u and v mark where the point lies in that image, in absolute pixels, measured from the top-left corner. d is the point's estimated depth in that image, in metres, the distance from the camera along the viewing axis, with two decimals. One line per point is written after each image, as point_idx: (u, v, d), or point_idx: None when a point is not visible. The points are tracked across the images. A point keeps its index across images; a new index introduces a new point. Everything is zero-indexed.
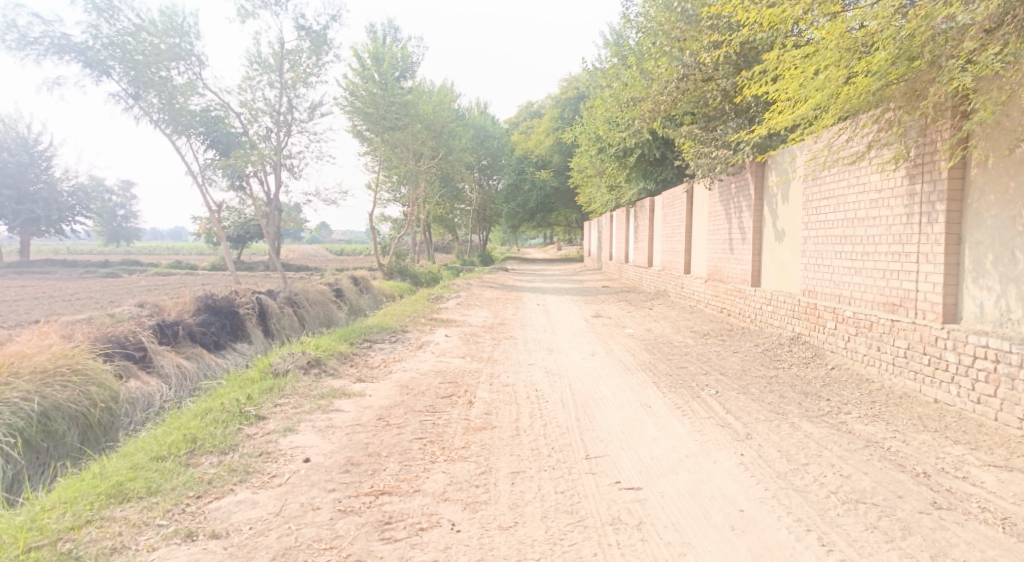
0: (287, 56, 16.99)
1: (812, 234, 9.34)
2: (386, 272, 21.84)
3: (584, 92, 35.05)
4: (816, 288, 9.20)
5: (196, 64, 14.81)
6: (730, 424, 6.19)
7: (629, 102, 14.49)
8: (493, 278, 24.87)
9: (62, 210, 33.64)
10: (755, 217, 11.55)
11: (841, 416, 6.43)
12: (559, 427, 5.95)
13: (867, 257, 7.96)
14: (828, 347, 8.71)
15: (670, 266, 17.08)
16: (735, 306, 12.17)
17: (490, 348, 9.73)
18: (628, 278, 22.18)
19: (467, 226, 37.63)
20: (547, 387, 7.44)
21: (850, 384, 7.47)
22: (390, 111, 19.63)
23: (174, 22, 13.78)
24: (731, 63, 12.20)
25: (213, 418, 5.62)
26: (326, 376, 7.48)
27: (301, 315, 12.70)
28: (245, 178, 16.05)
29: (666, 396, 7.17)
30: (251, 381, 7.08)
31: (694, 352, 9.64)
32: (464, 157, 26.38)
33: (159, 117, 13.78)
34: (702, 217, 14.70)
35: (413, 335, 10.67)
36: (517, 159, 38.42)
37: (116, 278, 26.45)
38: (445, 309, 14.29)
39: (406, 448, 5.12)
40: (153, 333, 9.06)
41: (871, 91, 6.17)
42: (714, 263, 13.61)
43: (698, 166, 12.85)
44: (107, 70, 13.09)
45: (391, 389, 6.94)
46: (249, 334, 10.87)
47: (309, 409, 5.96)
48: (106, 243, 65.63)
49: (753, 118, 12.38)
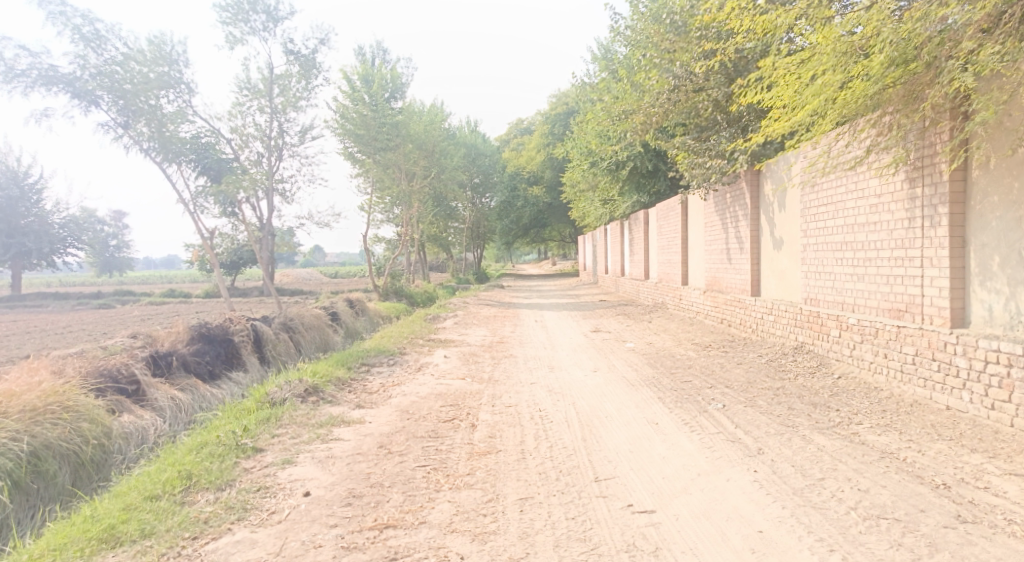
0: (277, 81, 16.96)
1: (811, 241, 9.25)
2: (382, 293, 21.69)
3: (574, 107, 35.19)
4: (818, 296, 9.10)
5: (185, 91, 14.74)
6: (741, 439, 6.04)
7: (621, 115, 14.47)
8: (489, 296, 24.74)
9: (54, 242, 33.42)
10: (752, 226, 11.47)
11: (852, 427, 6.29)
12: (566, 449, 5.79)
13: (870, 263, 7.87)
14: (833, 355, 8.58)
15: (667, 278, 16.98)
16: (735, 317, 12.05)
17: (490, 367, 9.58)
18: (625, 291, 22.09)
19: (461, 244, 37.59)
20: (550, 406, 7.29)
21: (859, 393, 7.34)
22: (381, 133, 19.61)
23: (163, 50, 13.73)
24: (722, 73, 12.21)
25: (209, 452, 5.45)
26: (324, 404, 7.31)
27: (297, 340, 12.53)
28: (237, 204, 15.92)
29: (673, 412, 7.02)
30: (248, 412, 6.90)
31: (697, 365, 9.50)
32: (456, 176, 26.37)
33: (149, 145, 13.68)
34: (697, 227, 14.64)
35: (411, 357, 10.50)
36: (509, 176, 38.50)
37: (109, 309, 26.21)
38: (443, 329, 14.14)
39: (409, 478, 4.96)
40: (146, 364, 8.88)
41: (869, 95, 6.12)
42: (712, 274, 13.52)
43: (692, 177, 12.79)
44: (96, 100, 12.99)
45: (391, 414, 6.77)
46: (245, 361, 10.69)
47: (308, 439, 5.79)
48: (100, 273, 65.42)
49: (746, 128, 12.36)
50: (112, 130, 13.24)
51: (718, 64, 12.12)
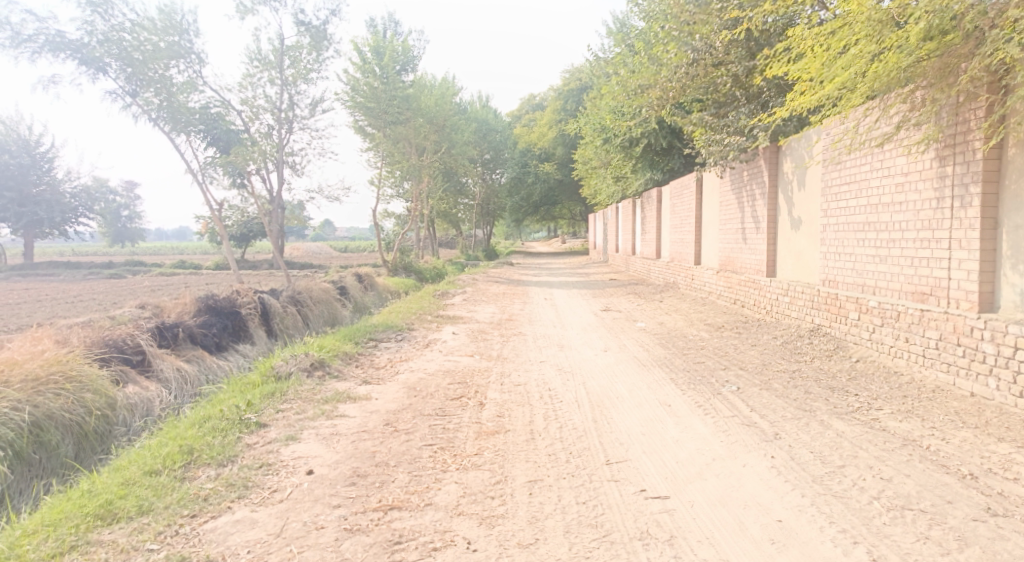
0: (287, 52, 16.68)
1: (832, 221, 8.99)
2: (391, 268, 21.58)
3: (587, 82, 34.69)
4: (837, 277, 8.86)
5: (195, 61, 14.52)
6: (756, 423, 5.87)
7: (636, 90, 14.15)
8: (498, 273, 24.56)
9: (65, 211, 33.40)
10: (769, 205, 11.20)
11: (872, 412, 6.10)
12: (575, 430, 5.64)
13: (893, 245, 7.63)
14: (851, 338, 8.37)
15: (679, 257, 16.73)
16: (749, 298, 11.83)
17: (499, 345, 9.43)
18: (636, 270, 21.86)
19: (471, 220, 37.40)
20: (559, 385, 7.13)
21: (878, 378, 7.14)
22: (392, 106, 19.35)
23: (173, 19, 13.50)
24: (743, 47, 11.87)
25: (211, 426, 5.32)
26: (330, 379, 7.18)
27: (304, 314, 12.41)
28: (246, 176, 15.76)
29: (685, 394, 6.85)
30: (253, 386, 6.78)
31: (710, 346, 9.31)
32: (467, 151, 26.10)
33: (158, 115, 13.48)
34: (712, 206, 14.34)
35: (419, 333, 10.36)
36: (520, 152, 38.14)
37: (120, 279, 26.24)
38: (451, 306, 13.99)
39: (415, 457, 4.82)
40: (152, 335, 8.78)
41: (902, 68, 5.86)
42: (726, 254, 13.27)
43: (709, 153, 12.49)
44: (103, 67, 12.78)
45: (397, 391, 6.63)
46: (252, 334, 10.58)
47: (313, 415, 5.65)
48: (112, 244, 65.79)
49: (766, 104, 12.04)
50: (121, 98, 13.05)
51: (738, 38, 11.78)
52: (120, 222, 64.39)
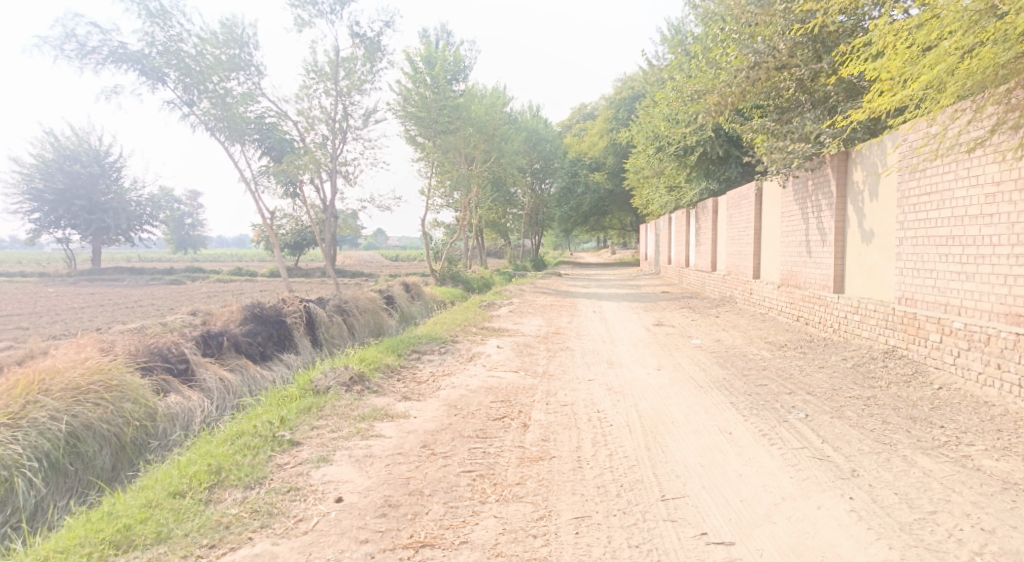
0: (342, 64, 16.73)
1: (909, 234, 8.31)
2: (439, 278, 21.44)
3: (639, 91, 34.08)
4: (915, 295, 8.17)
5: (254, 73, 14.70)
6: (830, 457, 5.32)
7: (693, 95, 13.51)
8: (547, 284, 24.17)
9: (130, 219, 34.55)
10: (837, 217, 10.50)
11: (963, 448, 5.50)
12: (627, 459, 5.20)
13: (983, 262, 6.98)
14: (931, 362, 7.71)
15: (736, 270, 16.04)
16: (814, 315, 11.13)
17: (546, 360, 9.03)
18: (689, 283, 21.19)
19: (520, 231, 37.13)
20: (609, 407, 6.68)
21: (965, 409, 6.50)
22: (442, 115, 19.26)
23: (235, 32, 13.69)
24: (810, 49, 11.23)
25: (242, 443, 5.07)
26: (370, 394, 6.88)
27: (350, 323, 12.26)
28: (298, 185, 15.79)
29: (748, 421, 6.31)
30: (290, 401, 6.54)
31: (772, 367, 8.69)
32: (516, 160, 25.84)
33: (215, 124, 13.60)
34: (773, 217, 13.63)
35: (464, 346, 10.04)
36: (570, 161, 37.75)
37: (179, 285, 26.87)
38: (498, 317, 13.65)
39: (453, 485, 4.47)
40: (196, 343, 8.69)
41: (1000, 65, 5.28)
42: (787, 268, 12.58)
43: (771, 161, 11.81)
44: (163, 77, 12.93)
45: (438, 409, 6.29)
46: (297, 343, 10.44)
47: (349, 434, 5.36)
48: (175, 250, 68.10)
49: (833, 109, 11.37)
50: (178, 108, 13.18)
51: (806, 40, 11.16)
52: (183, 229, 66.57)
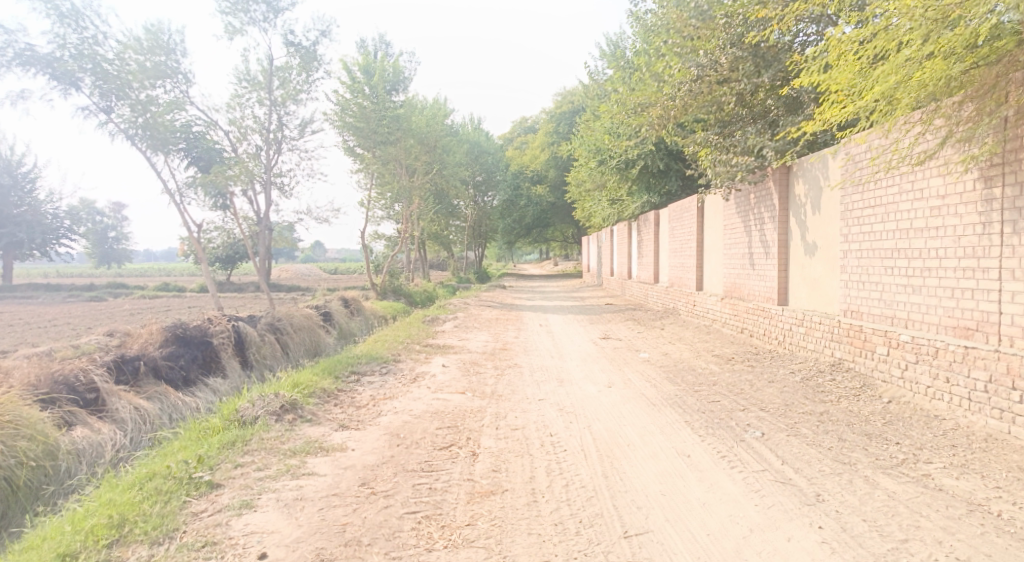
0: (276, 73, 16.02)
1: (854, 247, 8.30)
2: (380, 292, 20.76)
3: (579, 105, 34.33)
4: (861, 308, 8.14)
5: (181, 81, 13.92)
6: (792, 480, 5.08)
7: (636, 108, 13.41)
8: (490, 297, 23.73)
9: (46, 233, 32.34)
10: (780, 230, 10.51)
11: (921, 466, 5.37)
12: (584, 489, 4.85)
13: (929, 274, 6.96)
14: (878, 375, 7.67)
15: (679, 282, 16.04)
16: (758, 327, 11.10)
17: (493, 379, 8.62)
18: (632, 295, 21.21)
19: (462, 243, 36.72)
20: (561, 430, 6.32)
21: (917, 423, 6.44)
22: (382, 126, 18.74)
23: (160, 39, 12.95)
24: (752, 63, 11.22)
25: (152, 488, 4.47)
26: (303, 423, 6.30)
27: (284, 342, 11.55)
28: (229, 197, 14.97)
29: (706, 441, 6.04)
30: (212, 435, 5.91)
31: (723, 382, 8.51)
32: (459, 172, 25.46)
33: (135, 132, 12.69)
34: (716, 229, 13.64)
35: (406, 366, 9.51)
36: (512, 174, 37.69)
37: (101, 302, 25.23)
38: (441, 333, 13.16)
39: (395, 531, 4.02)
40: (108, 370, 7.92)
41: (950, 75, 5.24)
42: (731, 279, 12.56)
43: (715, 174, 11.77)
44: (77, 81, 11.94)
45: (378, 439, 5.80)
46: (224, 366, 9.71)
47: (277, 472, 4.80)
48: (98, 266, 64.66)
49: (774, 123, 11.47)
50: (94, 115, 12.20)
51: (748, 54, 11.17)
52: (106, 242, 63.26)
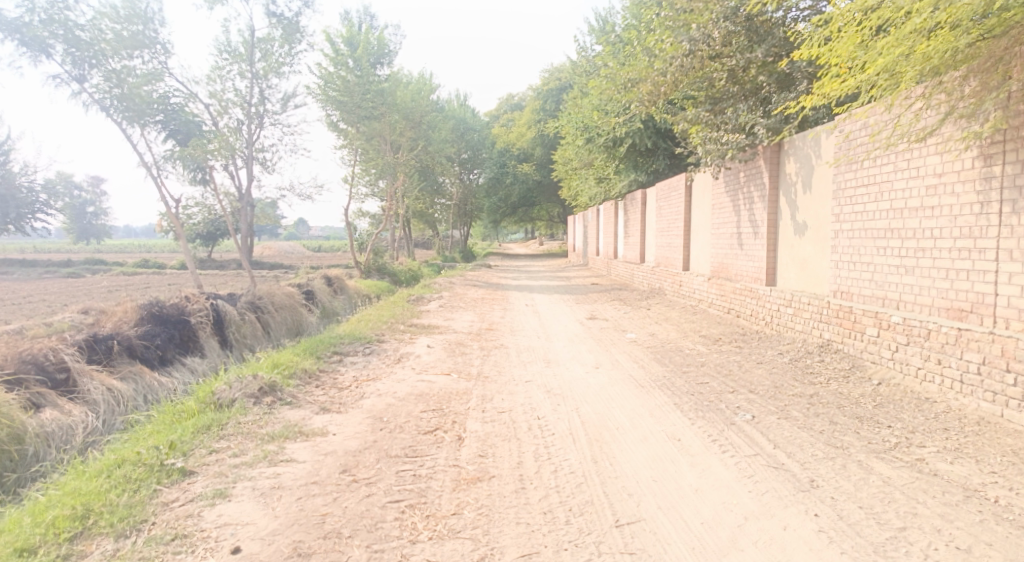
0: (258, 45, 15.53)
1: (845, 227, 8.17)
2: (363, 270, 20.47)
3: (566, 82, 33.96)
4: (851, 289, 8.02)
5: (160, 52, 13.46)
6: (786, 465, 4.97)
7: (625, 84, 13.14)
8: (476, 276, 23.51)
9: (20, 207, 31.58)
10: (770, 209, 10.37)
11: (915, 451, 5.27)
12: (574, 475, 4.71)
13: (923, 255, 6.85)
14: (868, 357, 7.58)
15: (665, 261, 15.90)
16: (745, 308, 11.00)
17: (479, 360, 8.44)
18: (618, 274, 21.08)
19: (447, 221, 36.38)
20: (549, 413, 6.16)
21: (908, 406, 6.35)
22: (366, 100, 18.33)
23: (137, 7, 12.47)
24: (745, 37, 11.11)
25: (120, 477, 4.27)
26: (282, 406, 6.08)
27: (264, 321, 11.27)
28: (208, 171, 14.59)
29: (696, 425, 5.91)
30: (186, 419, 5.69)
31: (711, 363, 8.39)
32: (444, 149, 25.09)
33: (110, 103, 12.24)
34: (705, 208, 13.48)
35: (390, 346, 9.29)
36: (498, 151, 37.33)
37: (78, 279, 24.74)
38: (426, 312, 12.94)
39: (377, 521, 3.85)
40: (80, 349, 7.65)
41: (955, 48, 5.08)
42: (718, 259, 12.43)
43: (704, 152, 11.60)
44: (47, 49, 11.41)
45: (360, 423, 5.61)
46: (202, 345, 9.46)
47: (254, 459, 4.60)
48: (77, 242, 63.58)
49: (765, 100, 11.38)
50: (67, 84, 11.72)
51: (741, 28, 11.01)
52: (84, 218, 62.10)
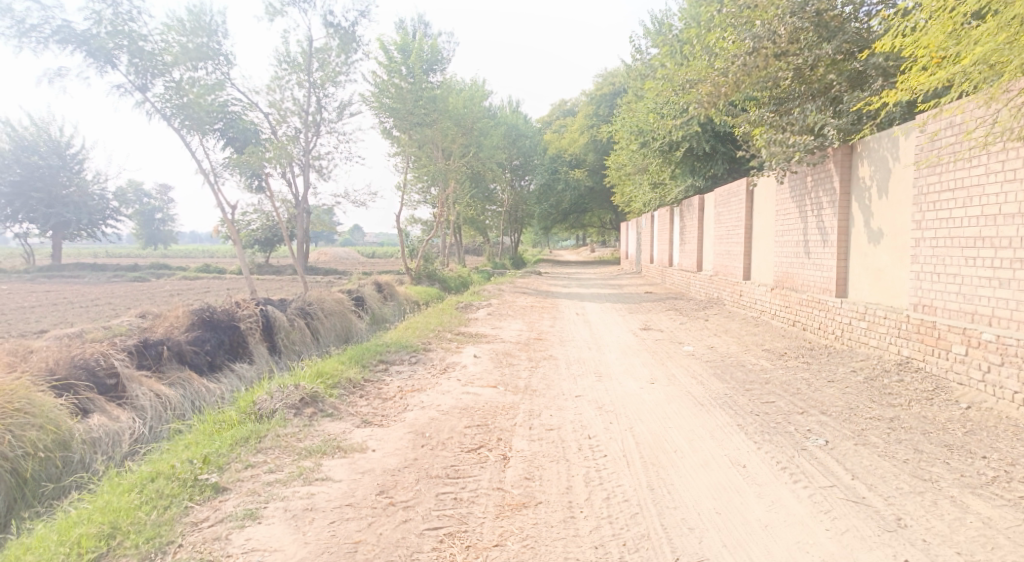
0: (316, 55, 15.63)
1: (927, 235, 7.53)
2: (415, 277, 20.42)
3: (620, 87, 33.43)
4: (934, 302, 7.37)
5: (223, 63, 13.65)
6: (866, 499, 4.47)
7: (683, 85, 12.63)
8: (526, 283, 23.18)
9: (93, 214, 32.75)
10: (839, 215, 9.73)
11: (1017, 487, 4.68)
12: (629, 504, 4.33)
13: (1020, 266, 6.23)
14: (953, 377, 6.94)
15: (724, 270, 15.27)
16: (812, 321, 10.36)
17: (528, 372, 8.10)
18: (672, 283, 20.45)
19: (498, 228, 36.21)
20: (601, 432, 5.77)
21: (1004, 433, 5.73)
22: (419, 107, 18.24)
23: (202, 20, 12.63)
24: (815, 33, 10.50)
25: (152, 492, 4.10)
26: (323, 418, 5.88)
27: (314, 327, 11.19)
28: (264, 178, 14.70)
29: (762, 450, 5.43)
30: (226, 429, 5.54)
31: (776, 380, 7.84)
32: (496, 155, 24.90)
33: (172, 111, 12.43)
34: (767, 215, 12.83)
35: (437, 355, 9.04)
36: (550, 158, 37.00)
37: (144, 283, 25.44)
38: (475, 321, 12.68)
39: (414, 552, 3.64)
40: (130, 354, 7.63)
41: None
42: (782, 269, 11.78)
43: (768, 155, 10.98)
44: (112, 60, 11.64)
45: (403, 438, 5.34)
46: (251, 351, 9.40)
47: (288, 476, 4.37)
48: (145, 247, 66.00)
49: (835, 99, 10.66)
50: (130, 94, 11.93)
51: (809, 25, 10.42)
52: (152, 224, 64.38)
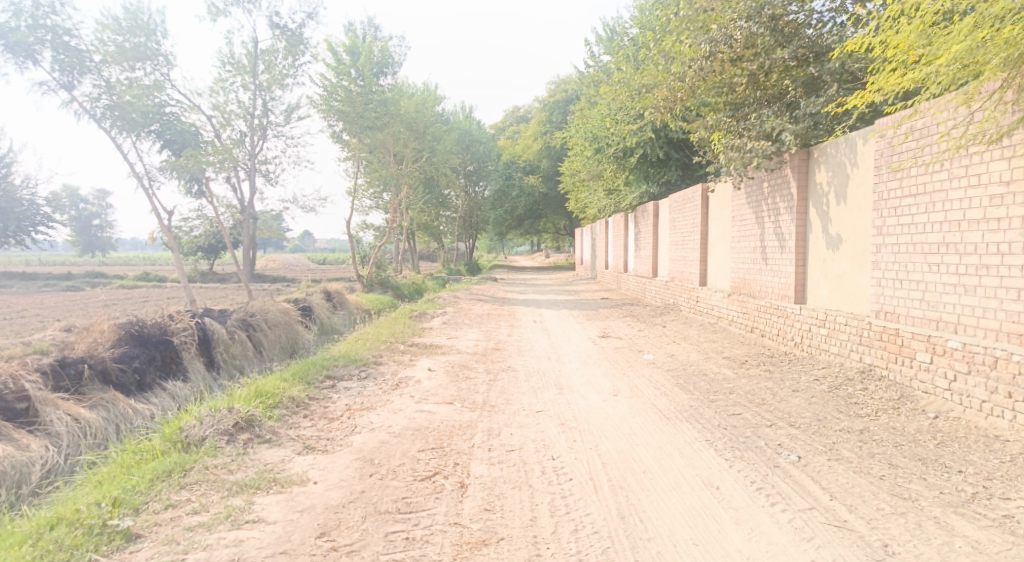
0: (262, 56, 14.94)
1: (889, 241, 7.40)
2: (366, 284, 19.76)
3: (573, 93, 33.40)
4: (897, 309, 7.24)
5: (162, 63, 12.89)
6: (849, 524, 4.18)
7: (640, 89, 12.45)
8: (482, 290, 22.72)
9: (20, 220, 30.83)
10: (798, 221, 9.61)
11: (998, 505, 4.47)
12: (599, 535, 3.96)
13: (987, 273, 6.12)
14: (918, 386, 6.79)
15: (680, 276, 15.12)
16: (771, 327, 10.21)
17: (484, 386, 7.67)
18: (628, 288, 20.29)
19: (453, 234, 35.69)
20: (564, 452, 5.38)
21: (976, 445, 5.56)
22: (369, 110, 17.67)
23: (140, 18, 11.89)
24: (771, 38, 10.39)
25: (50, 543, 3.58)
26: (260, 445, 5.33)
27: (255, 340, 10.50)
28: (205, 183, 13.93)
29: (735, 468, 5.12)
30: (148, 461, 4.96)
31: (740, 390, 7.59)
32: (449, 160, 24.46)
33: (104, 112, 11.60)
34: (724, 221, 12.73)
35: (388, 369, 8.51)
36: (504, 164, 36.77)
37: (76, 292, 24.00)
38: (428, 330, 12.17)
39: None
40: (45, 374, 6.91)
41: None
42: (740, 274, 11.64)
43: (726, 160, 10.82)
44: (34, 55, 10.74)
45: (348, 467, 4.85)
46: (185, 367, 8.71)
47: (214, 518, 3.87)
48: (81, 255, 63.05)
49: (791, 105, 10.58)
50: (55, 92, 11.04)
51: (766, 30, 10.32)
52: (90, 231, 61.58)
